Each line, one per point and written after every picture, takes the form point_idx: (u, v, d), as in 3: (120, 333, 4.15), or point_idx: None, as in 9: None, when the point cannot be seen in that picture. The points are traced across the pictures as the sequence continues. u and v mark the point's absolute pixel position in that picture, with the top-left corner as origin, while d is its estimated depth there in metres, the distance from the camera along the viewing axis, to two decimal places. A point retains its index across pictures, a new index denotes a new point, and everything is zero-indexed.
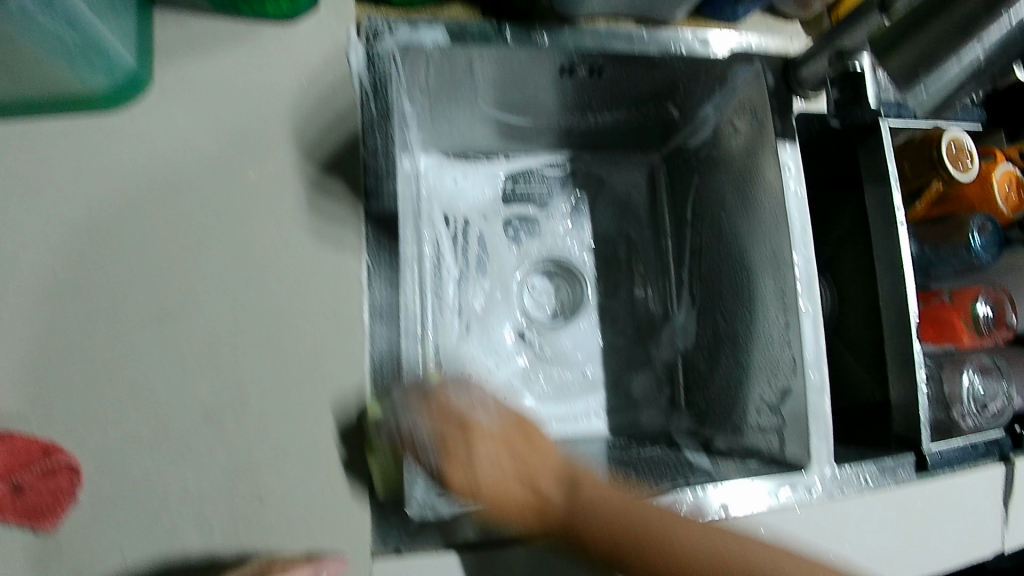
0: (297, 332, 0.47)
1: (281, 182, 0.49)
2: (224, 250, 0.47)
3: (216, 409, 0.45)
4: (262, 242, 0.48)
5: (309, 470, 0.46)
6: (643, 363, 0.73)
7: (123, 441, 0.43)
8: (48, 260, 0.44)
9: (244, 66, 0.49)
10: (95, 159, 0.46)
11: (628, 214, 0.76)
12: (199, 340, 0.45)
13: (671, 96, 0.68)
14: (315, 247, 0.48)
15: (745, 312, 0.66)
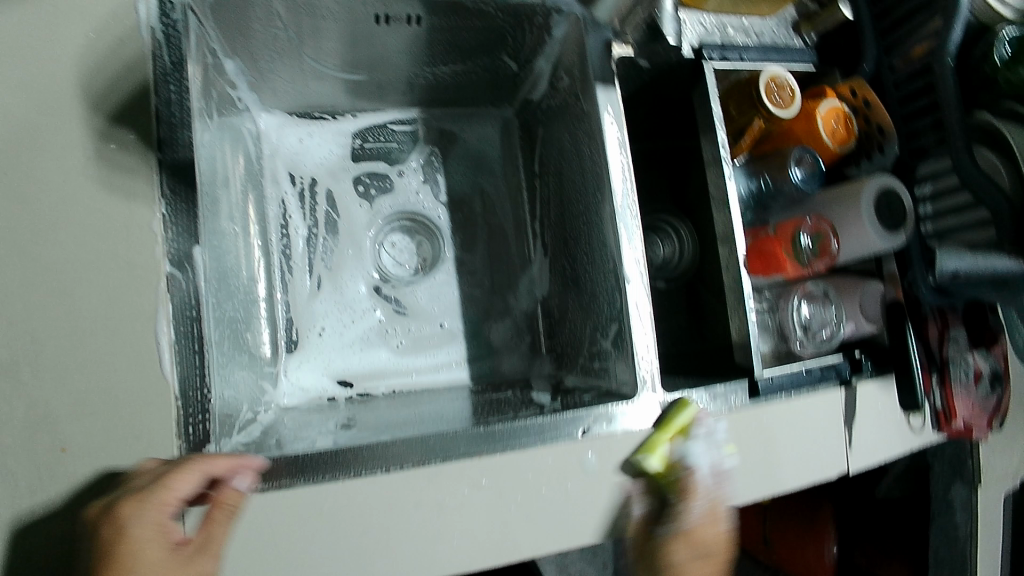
0: (87, 282, 0.48)
1: (67, 136, 0.49)
2: (13, 205, 0.47)
3: (11, 361, 0.46)
4: (50, 198, 0.48)
5: (110, 417, 0.47)
6: (501, 313, 0.76)
7: None
8: None
9: (27, 16, 0.48)
10: None
11: (481, 166, 0.77)
12: None
13: (505, 47, 0.67)
14: (106, 197, 0.49)
15: (587, 255, 0.66)
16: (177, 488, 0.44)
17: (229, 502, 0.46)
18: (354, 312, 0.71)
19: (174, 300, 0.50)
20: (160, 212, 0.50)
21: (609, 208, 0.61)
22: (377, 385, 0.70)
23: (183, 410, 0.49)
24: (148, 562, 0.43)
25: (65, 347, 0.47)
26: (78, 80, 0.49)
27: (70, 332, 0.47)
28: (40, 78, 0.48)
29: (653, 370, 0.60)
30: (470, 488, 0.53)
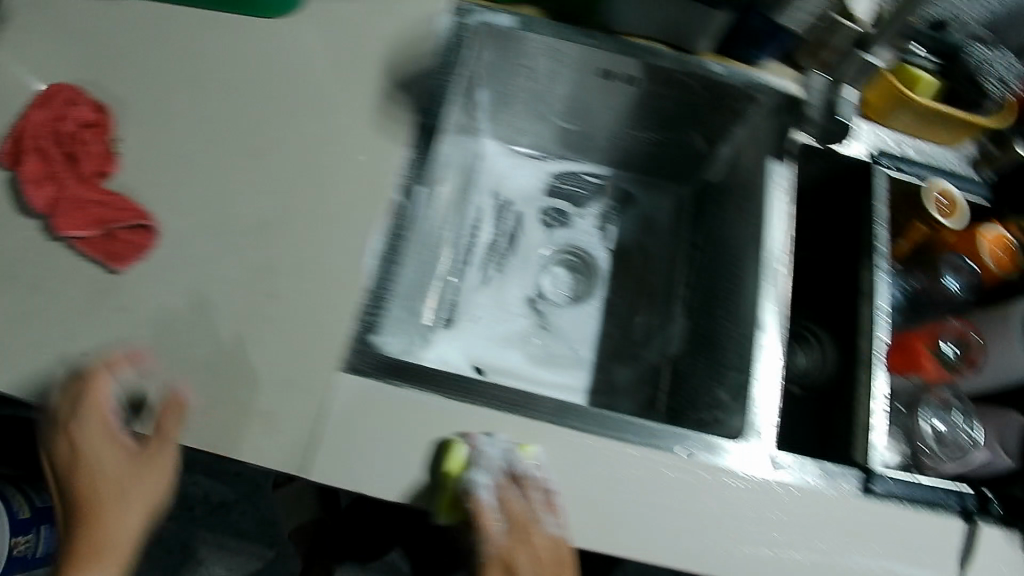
0: (332, 188, 0.62)
1: (362, 85, 0.65)
2: (309, 121, 0.64)
3: (269, 223, 0.60)
4: (334, 124, 0.64)
5: (314, 289, 0.59)
6: (631, 359, 0.80)
7: (197, 229, 0.60)
8: (205, 103, 0.64)
9: (371, 8, 0.68)
10: (254, 46, 0.67)
11: (649, 229, 0.85)
12: (269, 176, 0.62)
13: (697, 125, 0.77)
14: (373, 135, 0.64)
15: (723, 314, 0.72)
16: (109, 412, 0.53)
17: (168, 424, 0.54)
18: (507, 313, 0.80)
19: (390, 222, 0.62)
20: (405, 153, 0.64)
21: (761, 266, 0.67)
22: (503, 378, 0.76)
23: (364, 298, 0.59)
24: (102, 458, 0.52)
25: (301, 220, 0.60)
26: (384, 50, 0.67)
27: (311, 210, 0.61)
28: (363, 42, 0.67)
29: (762, 408, 0.63)
30: (583, 449, 0.58)
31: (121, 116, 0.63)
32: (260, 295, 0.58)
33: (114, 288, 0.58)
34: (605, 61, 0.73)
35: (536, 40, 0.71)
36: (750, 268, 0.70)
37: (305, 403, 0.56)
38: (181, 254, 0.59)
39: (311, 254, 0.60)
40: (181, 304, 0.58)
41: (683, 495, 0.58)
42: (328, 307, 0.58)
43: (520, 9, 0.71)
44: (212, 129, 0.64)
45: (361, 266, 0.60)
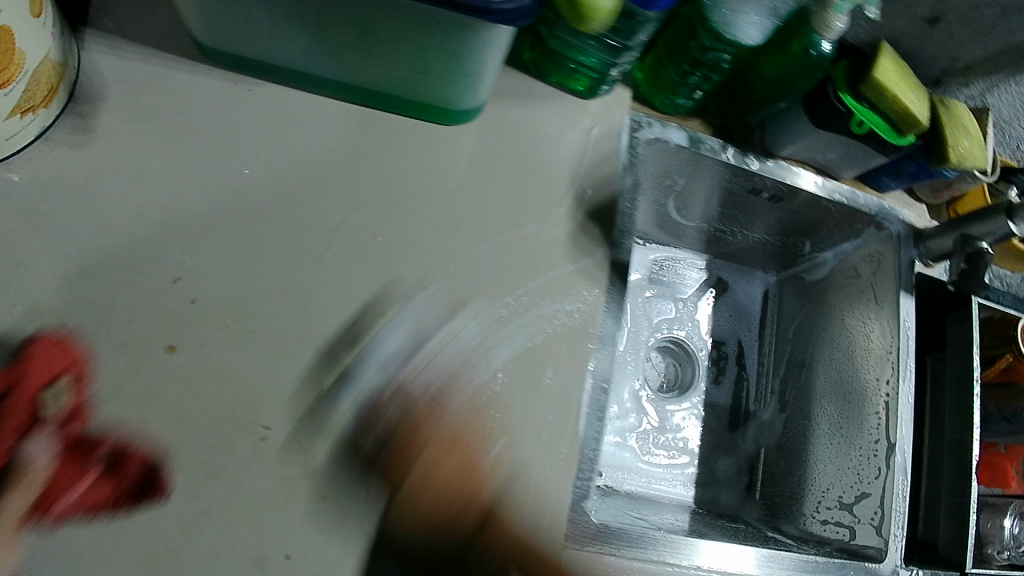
0: (538, 338, 0.58)
1: (553, 213, 0.61)
2: (503, 255, 0.59)
3: (480, 383, 0.55)
4: (529, 260, 0.59)
5: (537, 459, 0.55)
6: (730, 450, 0.84)
7: (403, 392, 0.53)
8: (386, 230, 0.56)
9: (551, 120, 0.63)
10: (427, 158, 0.60)
11: (743, 319, 0.87)
12: (471, 323, 0.56)
13: (811, 236, 0.80)
14: (572, 273, 0.60)
15: (836, 422, 0.78)
16: None
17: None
18: (620, 410, 0.79)
19: (595, 374, 0.59)
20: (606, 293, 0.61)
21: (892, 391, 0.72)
22: (627, 484, 0.75)
23: (581, 460, 0.57)
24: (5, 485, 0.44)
25: (512, 378, 0.56)
26: (572, 173, 0.62)
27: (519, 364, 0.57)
28: (548, 162, 0.62)
29: (896, 532, 0.69)
30: None
31: (291, 250, 0.54)
32: (478, 468, 0.54)
33: (316, 472, 0.50)
34: (756, 181, 0.72)
35: (698, 159, 0.69)
36: (870, 388, 0.75)
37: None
38: (385, 423, 0.52)
39: (523, 415, 0.56)
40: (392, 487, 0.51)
41: None
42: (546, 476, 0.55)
43: (687, 124, 0.69)
44: (399, 265, 0.56)
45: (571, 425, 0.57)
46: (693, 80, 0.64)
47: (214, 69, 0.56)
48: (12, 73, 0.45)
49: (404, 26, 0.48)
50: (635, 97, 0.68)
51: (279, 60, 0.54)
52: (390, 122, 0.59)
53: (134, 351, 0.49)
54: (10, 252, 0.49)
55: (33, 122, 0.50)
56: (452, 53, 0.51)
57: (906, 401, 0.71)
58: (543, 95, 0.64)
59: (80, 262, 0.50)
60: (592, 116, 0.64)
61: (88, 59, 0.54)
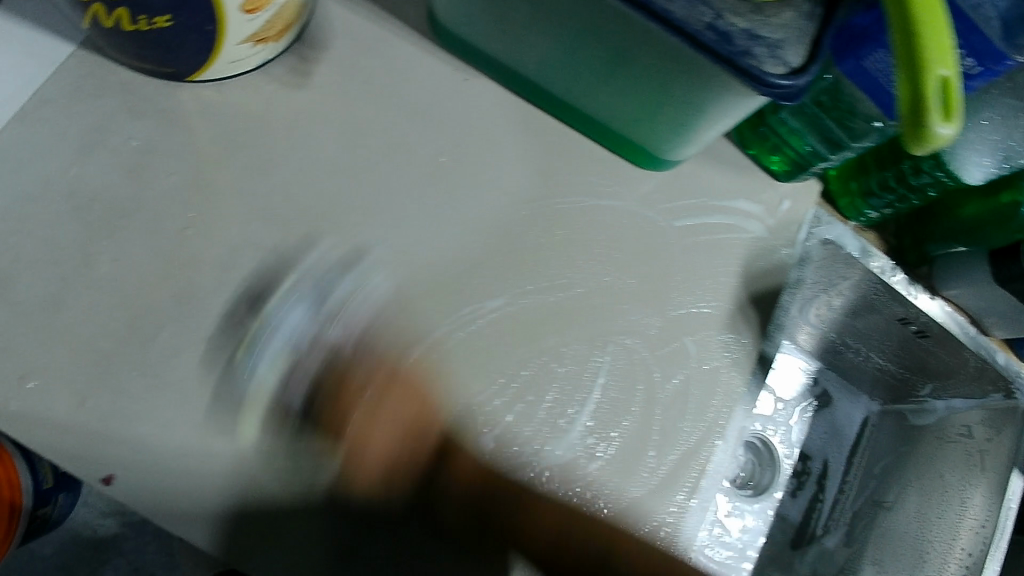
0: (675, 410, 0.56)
1: (720, 285, 0.59)
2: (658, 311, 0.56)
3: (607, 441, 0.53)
4: (683, 325, 0.57)
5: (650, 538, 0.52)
6: (785, 566, 0.79)
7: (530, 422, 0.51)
8: (555, 254, 0.55)
9: (740, 192, 0.61)
10: (615, 193, 0.57)
11: (836, 439, 0.84)
12: (614, 370, 0.54)
13: (934, 381, 0.75)
14: (720, 351, 0.58)
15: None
16: None
17: None
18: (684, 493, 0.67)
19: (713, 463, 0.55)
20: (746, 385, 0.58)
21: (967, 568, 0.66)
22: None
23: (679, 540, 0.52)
24: None
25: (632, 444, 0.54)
26: (746, 253, 0.60)
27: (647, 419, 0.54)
28: (726, 233, 0.60)
29: None
30: None
31: (461, 251, 0.52)
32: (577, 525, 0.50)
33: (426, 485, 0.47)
34: (909, 313, 0.69)
35: (862, 274, 0.66)
36: (953, 555, 0.68)
37: None
38: (501, 452, 0.50)
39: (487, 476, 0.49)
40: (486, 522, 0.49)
41: None
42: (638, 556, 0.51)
43: (863, 235, 0.66)
44: (558, 293, 0.54)
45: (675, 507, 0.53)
46: (889, 196, 0.62)
47: (439, 48, 0.55)
48: (267, 2, 0.44)
49: (664, 68, 0.46)
50: (825, 193, 0.66)
51: (507, 59, 0.53)
52: (590, 147, 0.57)
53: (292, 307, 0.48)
54: (198, 174, 0.48)
55: (261, 53, 0.49)
56: (697, 102, 0.48)
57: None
58: (739, 165, 0.62)
59: (262, 204, 0.49)
60: (779, 199, 0.62)
61: (325, 5, 0.53)
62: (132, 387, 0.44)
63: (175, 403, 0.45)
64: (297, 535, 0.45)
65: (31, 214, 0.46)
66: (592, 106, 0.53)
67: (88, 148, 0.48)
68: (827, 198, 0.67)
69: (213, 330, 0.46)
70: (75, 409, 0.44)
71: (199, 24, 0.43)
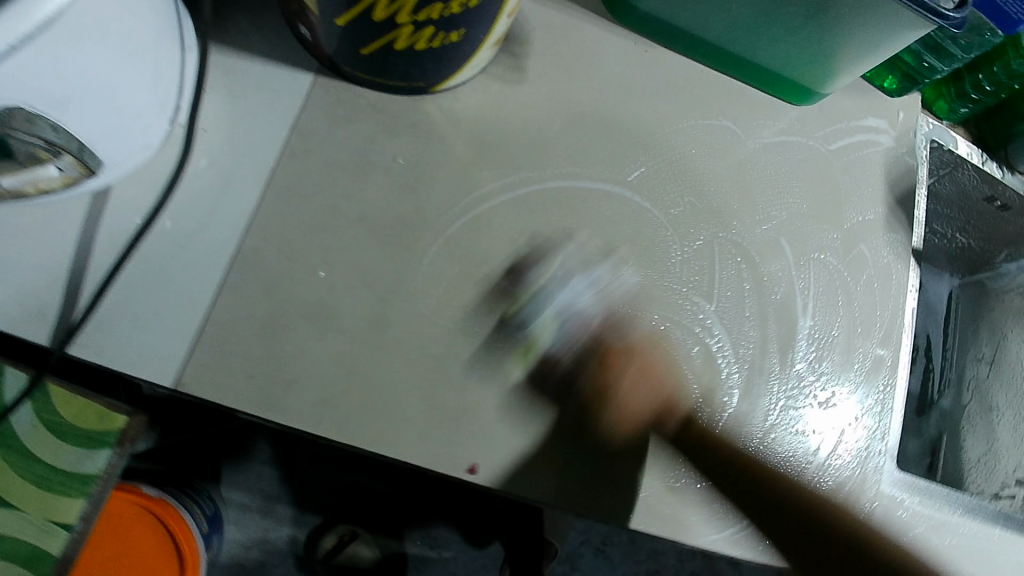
0: (857, 304, 0.64)
1: (870, 194, 0.67)
2: (831, 224, 0.65)
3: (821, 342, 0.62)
4: (852, 233, 0.66)
5: (868, 404, 0.63)
6: (917, 432, 0.87)
7: (764, 337, 0.60)
8: (744, 193, 0.62)
9: (866, 110, 0.69)
10: (776, 130, 0.65)
11: (931, 316, 0.93)
12: (813, 281, 0.63)
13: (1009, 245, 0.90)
14: (884, 249, 0.66)
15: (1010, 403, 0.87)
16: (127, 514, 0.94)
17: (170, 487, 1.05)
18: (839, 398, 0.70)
19: (902, 340, 0.65)
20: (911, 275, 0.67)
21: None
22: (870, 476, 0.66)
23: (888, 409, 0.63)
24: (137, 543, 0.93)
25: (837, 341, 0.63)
26: (881, 162, 0.69)
27: (843, 318, 0.63)
28: (866, 149, 0.68)
29: None
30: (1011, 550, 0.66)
31: (674, 203, 0.59)
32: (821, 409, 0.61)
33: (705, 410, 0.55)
34: (995, 190, 0.81)
35: (960, 161, 0.77)
36: None
37: (857, 521, 0.60)
38: (747, 367, 0.59)
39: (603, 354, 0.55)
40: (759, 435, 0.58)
41: None
42: (867, 422, 0.62)
43: (956, 130, 0.76)
44: (754, 225, 0.62)
45: (882, 386, 0.63)
46: (977, 95, 0.72)
47: (619, 29, 0.61)
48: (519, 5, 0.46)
49: (852, 18, 0.52)
50: (928, 97, 0.75)
51: (690, 26, 0.59)
52: (750, 94, 0.64)
53: (571, 283, 0.55)
54: (462, 179, 0.53)
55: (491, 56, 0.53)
56: (872, 45, 0.55)
57: None
58: (860, 87, 0.70)
59: (521, 198, 0.54)
60: (895, 112, 0.71)
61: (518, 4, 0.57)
62: (468, 380, 0.50)
63: (508, 385, 0.51)
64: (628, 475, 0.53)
65: (331, 246, 0.50)
66: (762, 56, 0.61)
67: (360, 171, 0.51)
68: (928, 102, 0.75)
69: (516, 314, 0.52)
70: (428, 409, 0.49)
71: (476, 35, 0.46)
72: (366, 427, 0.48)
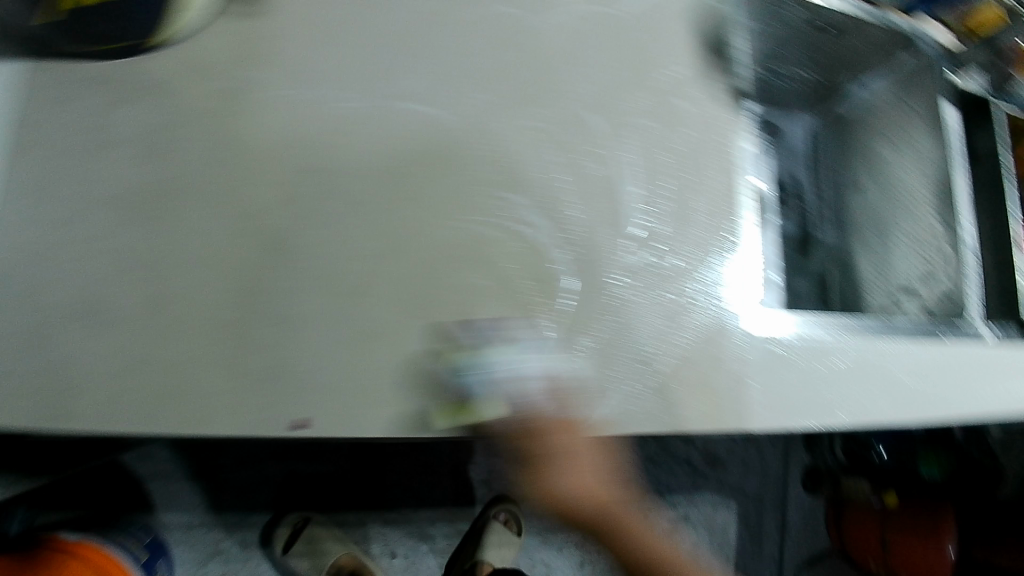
0: (681, 162, 0.63)
1: (675, 47, 0.65)
2: (640, 86, 0.63)
3: (652, 207, 0.61)
4: (663, 91, 0.64)
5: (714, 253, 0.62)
6: (804, 271, 0.91)
7: (591, 217, 0.58)
8: (540, 77, 0.60)
9: None
10: (561, 5, 0.62)
11: (795, 157, 0.95)
12: (631, 148, 0.61)
13: (850, 68, 0.88)
14: (699, 100, 0.65)
15: (884, 220, 0.90)
16: None
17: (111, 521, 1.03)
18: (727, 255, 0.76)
19: (735, 183, 0.64)
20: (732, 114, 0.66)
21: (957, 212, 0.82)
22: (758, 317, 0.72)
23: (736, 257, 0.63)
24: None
25: (668, 203, 0.62)
26: (681, 12, 0.66)
27: (671, 177, 0.62)
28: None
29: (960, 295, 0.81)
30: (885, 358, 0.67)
31: (463, 106, 0.57)
32: (667, 273, 0.60)
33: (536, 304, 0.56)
34: (812, 16, 0.79)
35: None
36: (926, 181, 0.85)
37: (730, 372, 0.60)
38: (577, 252, 0.57)
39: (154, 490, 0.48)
40: (607, 310, 0.57)
41: (967, 368, 0.71)
42: (715, 273, 0.62)
43: None
44: (558, 107, 0.59)
45: (731, 232, 0.63)
46: None
47: None
48: None
49: None
50: None
51: None
52: None
53: (366, 211, 0.53)
54: (224, 139, 0.52)
55: None
56: None
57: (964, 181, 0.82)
58: None
59: (285, 138, 0.53)
60: None
61: None
62: (282, 338, 0.50)
63: (319, 331, 0.51)
64: (474, 392, 0.53)
65: (94, 237, 0.49)
66: None
67: (103, 151, 0.51)
68: None
69: (313, 258, 0.51)
70: (242, 368, 0.49)
71: None
72: (187, 400, 0.49)
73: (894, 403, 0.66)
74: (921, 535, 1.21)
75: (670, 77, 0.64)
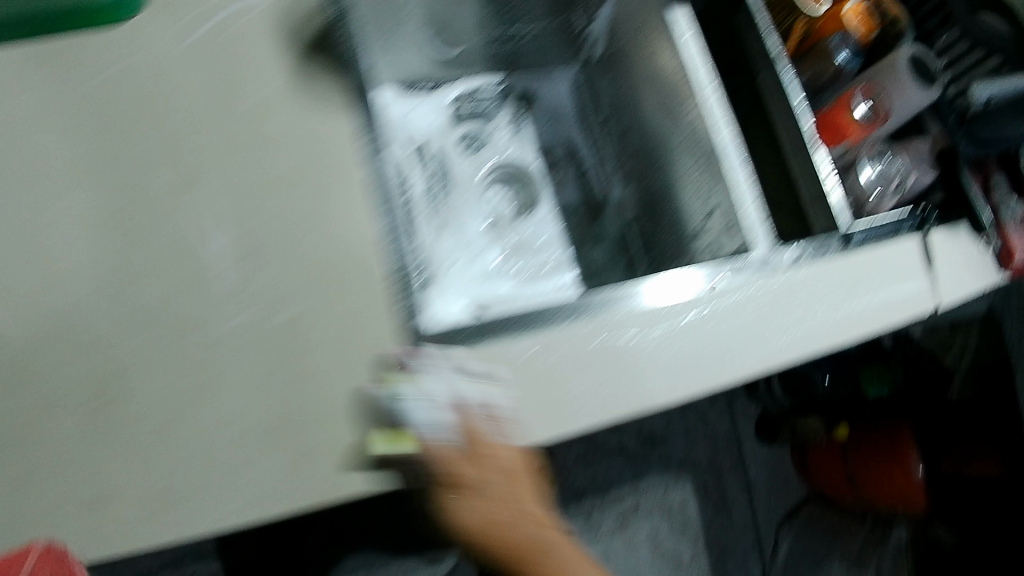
0: (288, 191, 0.56)
1: (263, 64, 0.57)
2: (222, 122, 0.56)
3: (257, 252, 0.54)
4: (255, 118, 0.56)
5: (352, 280, 0.55)
6: (594, 240, 0.83)
7: (174, 289, 0.52)
8: (95, 152, 0.53)
9: None
10: (108, 62, 0.55)
11: (559, 119, 0.85)
12: (219, 196, 0.54)
13: (575, 5, 0.77)
14: (307, 115, 0.57)
15: (657, 162, 0.78)
16: None
17: None
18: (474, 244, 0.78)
19: (371, 197, 0.57)
20: (352, 121, 0.58)
21: (708, 138, 0.71)
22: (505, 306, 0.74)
23: (388, 281, 0.56)
24: None
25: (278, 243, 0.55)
26: (266, 20, 0.58)
27: (281, 214, 0.55)
28: (239, 18, 0.57)
29: (734, 227, 0.70)
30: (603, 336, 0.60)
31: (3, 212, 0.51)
32: (285, 320, 0.53)
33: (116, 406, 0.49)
34: None
35: None
36: (681, 111, 0.72)
37: (394, 409, 0.53)
38: (167, 332, 0.51)
39: None
40: (209, 387, 0.51)
41: (714, 320, 0.63)
42: (354, 301, 0.55)
43: None
44: (119, 178, 0.53)
45: (372, 257, 0.56)
46: None
47: None
48: None
49: None
50: None
51: None
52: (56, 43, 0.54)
53: None
54: None
55: None
56: None
57: (712, 98, 0.70)
58: None
59: None
60: None
61: None
62: None
63: None
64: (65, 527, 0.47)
65: None
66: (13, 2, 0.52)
67: None
68: None
69: None
70: None
71: None
72: None
73: (624, 383, 0.59)
74: (883, 457, 1.06)
75: (261, 99, 0.56)
